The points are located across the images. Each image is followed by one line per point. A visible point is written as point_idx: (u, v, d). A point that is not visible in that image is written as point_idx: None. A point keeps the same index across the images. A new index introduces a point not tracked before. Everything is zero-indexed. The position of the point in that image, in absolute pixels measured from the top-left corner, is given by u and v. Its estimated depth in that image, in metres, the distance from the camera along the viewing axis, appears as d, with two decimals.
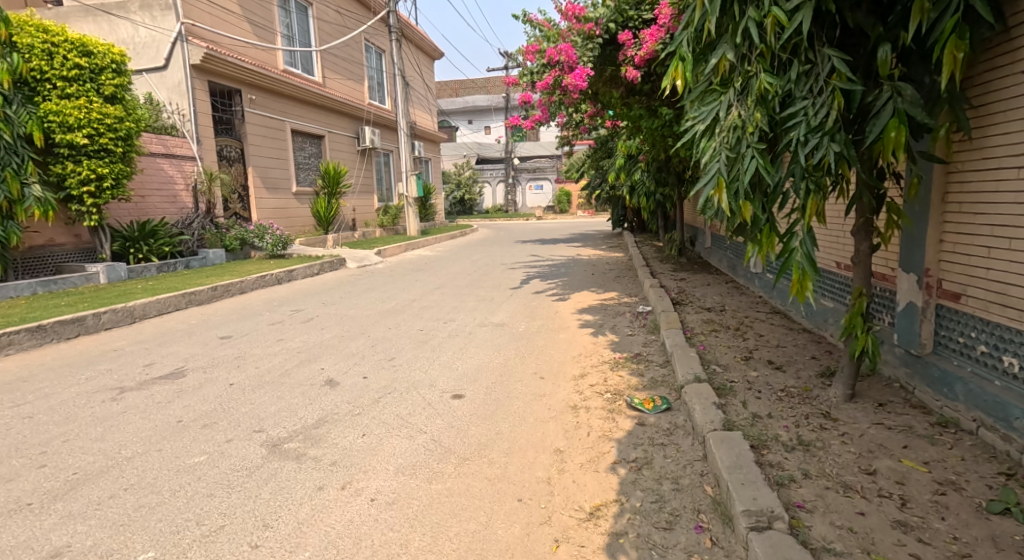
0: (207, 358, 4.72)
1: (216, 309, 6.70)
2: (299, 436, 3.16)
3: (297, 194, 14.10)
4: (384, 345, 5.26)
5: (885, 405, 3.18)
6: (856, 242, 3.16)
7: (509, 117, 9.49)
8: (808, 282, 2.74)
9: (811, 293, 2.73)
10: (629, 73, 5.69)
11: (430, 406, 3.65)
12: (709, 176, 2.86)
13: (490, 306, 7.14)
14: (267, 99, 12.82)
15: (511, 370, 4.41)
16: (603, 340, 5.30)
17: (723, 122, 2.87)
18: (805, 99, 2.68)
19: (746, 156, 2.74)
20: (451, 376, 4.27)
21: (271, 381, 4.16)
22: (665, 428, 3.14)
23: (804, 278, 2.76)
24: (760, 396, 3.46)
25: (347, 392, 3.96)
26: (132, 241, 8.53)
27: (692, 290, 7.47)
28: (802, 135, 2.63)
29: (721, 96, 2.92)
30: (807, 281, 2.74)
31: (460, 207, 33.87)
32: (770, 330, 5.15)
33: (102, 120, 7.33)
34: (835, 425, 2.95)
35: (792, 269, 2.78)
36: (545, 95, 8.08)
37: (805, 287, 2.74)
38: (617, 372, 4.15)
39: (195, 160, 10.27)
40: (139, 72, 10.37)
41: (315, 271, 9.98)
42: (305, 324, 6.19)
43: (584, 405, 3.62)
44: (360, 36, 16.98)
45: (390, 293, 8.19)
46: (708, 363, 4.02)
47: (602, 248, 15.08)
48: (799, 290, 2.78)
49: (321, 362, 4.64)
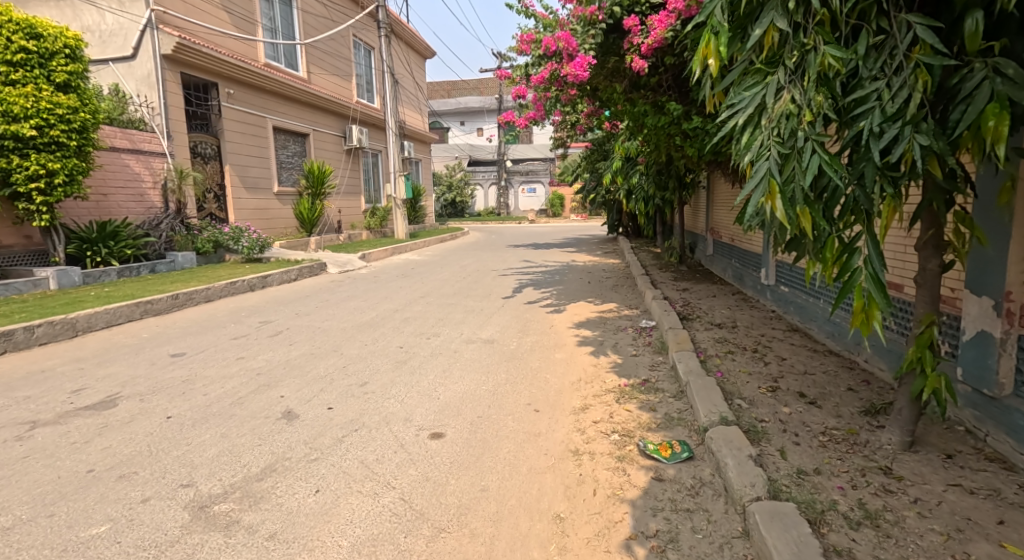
0: (149, 382, 4.09)
1: (175, 320, 6.05)
2: (236, 494, 2.56)
3: (278, 194, 13.46)
4: (357, 366, 4.64)
5: (953, 457, 2.63)
6: (921, 258, 2.60)
7: (502, 113, 8.91)
8: (876, 311, 2.19)
9: (881, 325, 2.17)
10: (635, 63, 5.14)
11: (401, 450, 3.05)
12: (759, 178, 2.29)
13: (479, 319, 6.53)
14: (247, 94, 12.18)
15: (501, 400, 3.82)
16: (605, 362, 4.72)
17: (772, 109, 2.34)
18: (877, 80, 2.16)
19: (806, 150, 2.23)
20: (430, 407, 3.67)
21: (217, 412, 3.55)
22: (689, 486, 2.57)
23: (870, 306, 2.20)
24: (798, 441, 2.90)
25: (306, 428, 3.36)
26: (90, 242, 7.88)
27: (698, 303, 6.92)
28: (875, 126, 2.10)
29: (768, 77, 2.39)
30: (875, 311, 2.19)
31: (452, 209, 33.26)
32: (792, 352, 4.59)
33: (52, 111, 6.71)
34: (901, 487, 2.38)
35: (854, 295, 2.22)
36: (541, 90, 7.51)
37: (873, 317, 2.19)
38: (624, 406, 3.58)
39: (165, 157, 9.64)
40: (105, 61, 9.75)
41: (293, 277, 9.34)
42: (271, 338, 5.57)
43: (587, 449, 3.05)
44: (348, 31, 16.38)
45: (372, 303, 7.57)
46: (731, 398, 3.46)
47: (598, 253, 14.54)
48: (862, 321, 2.23)
49: (282, 388, 4.02)
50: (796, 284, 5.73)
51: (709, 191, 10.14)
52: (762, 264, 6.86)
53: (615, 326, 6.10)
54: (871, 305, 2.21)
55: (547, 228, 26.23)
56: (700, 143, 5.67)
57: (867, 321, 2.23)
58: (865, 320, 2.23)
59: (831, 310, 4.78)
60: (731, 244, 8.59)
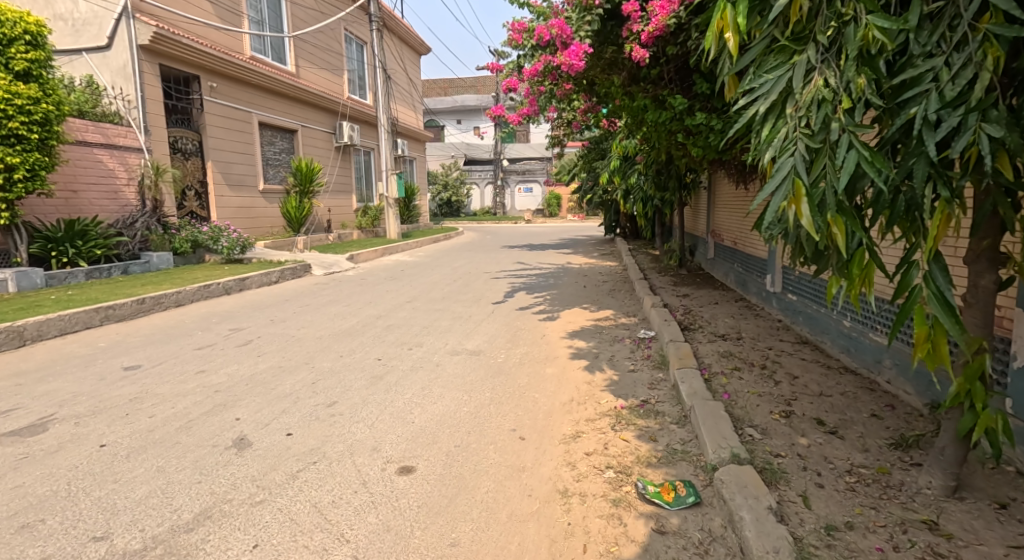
0: (91, 402, 3.66)
1: (138, 327, 5.62)
2: (157, 549, 2.15)
3: (264, 192, 13.03)
4: (328, 382, 4.23)
5: (1008, 508, 2.25)
6: (970, 274, 2.21)
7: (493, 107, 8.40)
8: (944, 341, 1.79)
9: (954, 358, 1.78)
10: (635, 52, 4.74)
11: (363, 489, 2.65)
12: (781, 178, 1.89)
13: (467, 328, 6.12)
14: (231, 87, 11.73)
15: (483, 426, 3.41)
16: (600, 379, 4.33)
17: (800, 96, 1.94)
18: (932, 57, 1.74)
19: (843, 143, 1.81)
20: (402, 435, 3.27)
21: (160, 438, 3.14)
22: (697, 542, 2.19)
23: (937, 333, 1.81)
24: (821, 483, 2.51)
25: (258, 459, 2.95)
26: (56, 241, 7.45)
27: (699, 311, 6.55)
28: (931, 114, 1.67)
29: (796, 57, 2.00)
30: (943, 342, 1.79)
31: (447, 209, 32.84)
32: (804, 369, 4.20)
33: (11, 100, 6.27)
34: (954, 551, 2.00)
35: (916, 320, 1.83)
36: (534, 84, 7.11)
37: (942, 352, 1.80)
38: (620, 434, 3.19)
39: (142, 153, 9.20)
40: (78, 51, 9.31)
41: (274, 279, 8.91)
42: (239, 348, 5.16)
43: (577, 488, 2.66)
44: (339, 26, 15.95)
45: (354, 308, 7.16)
46: (743, 427, 3.07)
47: (594, 255, 14.17)
48: (927, 353, 1.83)
49: (239, 409, 3.60)
50: (806, 293, 5.35)
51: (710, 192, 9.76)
52: (767, 269, 6.48)
53: (611, 336, 5.70)
54: (937, 333, 1.81)
55: (543, 228, 25.90)
56: (704, 138, 5.26)
57: (933, 354, 1.84)
58: (931, 352, 1.84)
59: (845, 322, 4.41)
60: (733, 247, 8.22)
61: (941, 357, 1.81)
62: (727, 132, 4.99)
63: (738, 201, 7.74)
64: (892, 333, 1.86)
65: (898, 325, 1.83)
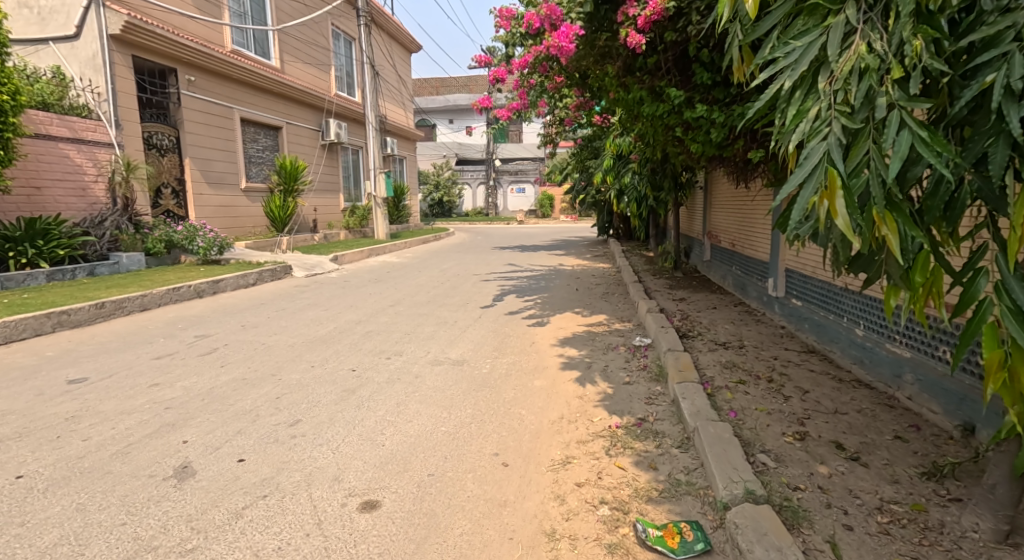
0: (21, 422, 3.26)
1: (94, 334, 5.21)
2: None
3: (247, 191, 12.61)
4: (293, 397, 3.84)
5: None
6: None
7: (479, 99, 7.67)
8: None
9: None
10: (631, 38, 4.40)
11: (315, 530, 2.28)
12: (811, 165, 1.48)
13: (450, 335, 5.75)
14: (210, 82, 11.31)
15: (461, 451, 3.03)
16: (593, 393, 3.97)
17: (836, 65, 1.55)
18: (1012, 13, 1.37)
19: (893, 123, 1.43)
20: (369, 461, 2.89)
21: (91, 465, 2.77)
22: None
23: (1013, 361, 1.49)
24: (850, 524, 2.15)
25: (201, 490, 2.58)
26: (15, 241, 7.04)
27: (698, 316, 6.21)
28: (1014, 82, 1.30)
29: (831, 17, 1.62)
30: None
31: (439, 209, 32.45)
32: (814, 383, 3.84)
33: None
34: None
35: (987, 340, 1.50)
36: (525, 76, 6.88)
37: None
38: (616, 461, 2.83)
39: (112, 148, 8.77)
40: (44, 41, 8.87)
41: (252, 281, 8.50)
42: (202, 357, 4.77)
43: (566, 529, 2.30)
44: (325, 20, 15.53)
45: (333, 312, 6.76)
46: (753, 453, 2.69)
47: (587, 257, 13.84)
48: (1000, 383, 1.52)
49: (188, 429, 3.21)
50: (812, 298, 5.02)
51: (706, 191, 9.44)
52: (769, 273, 6.14)
53: (605, 344, 5.34)
54: (1015, 359, 1.49)
55: (535, 229, 25.59)
56: (704, 132, 4.88)
57: (1009, 384, 1.52)
58: (1006, 381, 1.51)
59: (858, 330, 4.06)
60: (731, 249, 7.89)
61: (1019, 387, 1.49)
62: (728, 126, 4.65)
63: (738, 201, 7.40)
64: (957, 356, 1.53)
65: (968, 348, 1.49)
